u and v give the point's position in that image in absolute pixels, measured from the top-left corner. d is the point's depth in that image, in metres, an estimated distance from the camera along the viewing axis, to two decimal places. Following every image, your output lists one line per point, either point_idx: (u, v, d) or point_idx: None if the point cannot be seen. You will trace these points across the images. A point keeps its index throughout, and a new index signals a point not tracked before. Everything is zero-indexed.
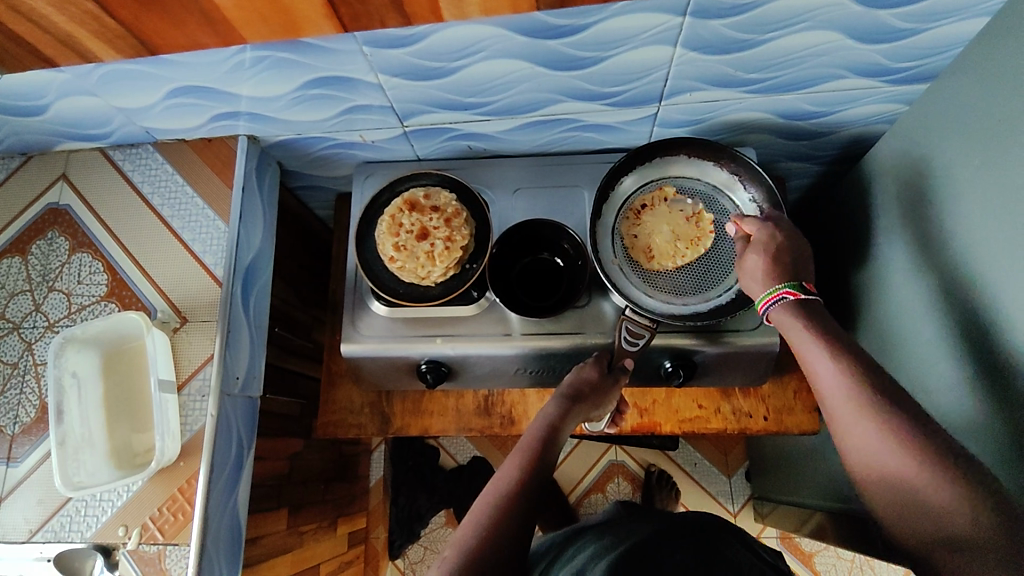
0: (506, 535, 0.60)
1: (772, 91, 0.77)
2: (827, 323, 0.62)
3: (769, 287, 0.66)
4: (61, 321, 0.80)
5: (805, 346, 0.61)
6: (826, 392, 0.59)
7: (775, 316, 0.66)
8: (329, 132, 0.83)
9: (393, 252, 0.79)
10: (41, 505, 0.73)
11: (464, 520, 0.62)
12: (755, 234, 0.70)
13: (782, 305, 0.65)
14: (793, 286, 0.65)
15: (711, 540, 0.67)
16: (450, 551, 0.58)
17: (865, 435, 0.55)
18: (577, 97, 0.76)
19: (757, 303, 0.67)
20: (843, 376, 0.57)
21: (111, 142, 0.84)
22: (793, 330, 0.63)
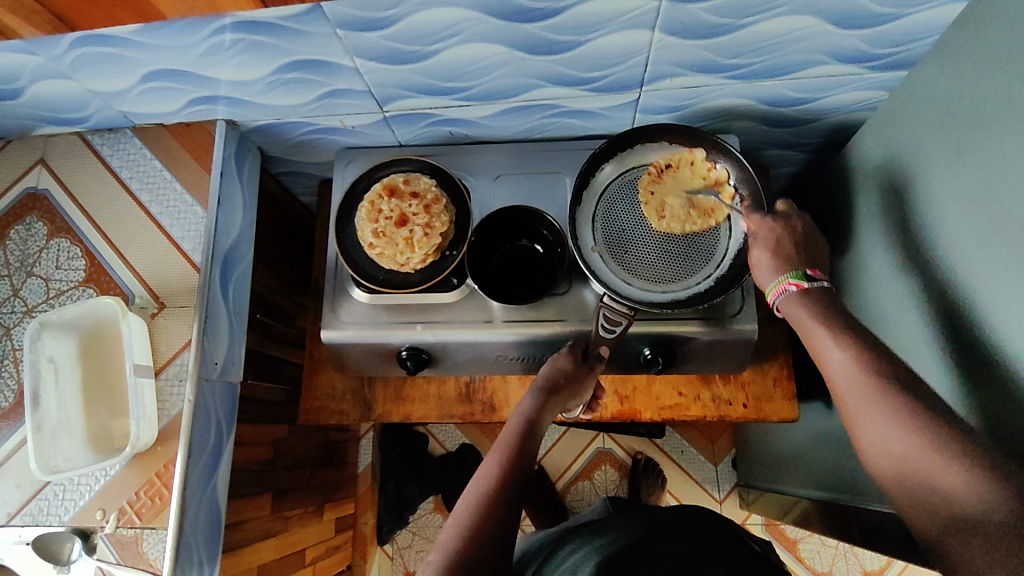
0: (489, 532, 0.60)
1: (754, 77, 0.76)
2: (838, 314, 0.62)
3: (776, 278, 0.67)
4: (39, 306, 0.79)
5: (811, 330, 0.62)
6: (837, 378, 0.58)
7: (784, 303, 0.66)
8: (309, 117, 0.82)
9: (372, 238, 0.79)
10: (19, 489, 0.73)
11: (451, 520, 0.62)
12: (758, 229, 0.71)
13: (788, 295, 0.65)
14: (798, 275, 0.66)
15: (703, 537, 0.67)
16: (435, 553, 0.59)
17: (875, 418, 0.54)
18: (557, 82, 0.76)
19: (767, 291, 0.67)
20: (853, 361, 0.57)
21: (89, 127, 0.84)
22: (803, 321, 0.63)
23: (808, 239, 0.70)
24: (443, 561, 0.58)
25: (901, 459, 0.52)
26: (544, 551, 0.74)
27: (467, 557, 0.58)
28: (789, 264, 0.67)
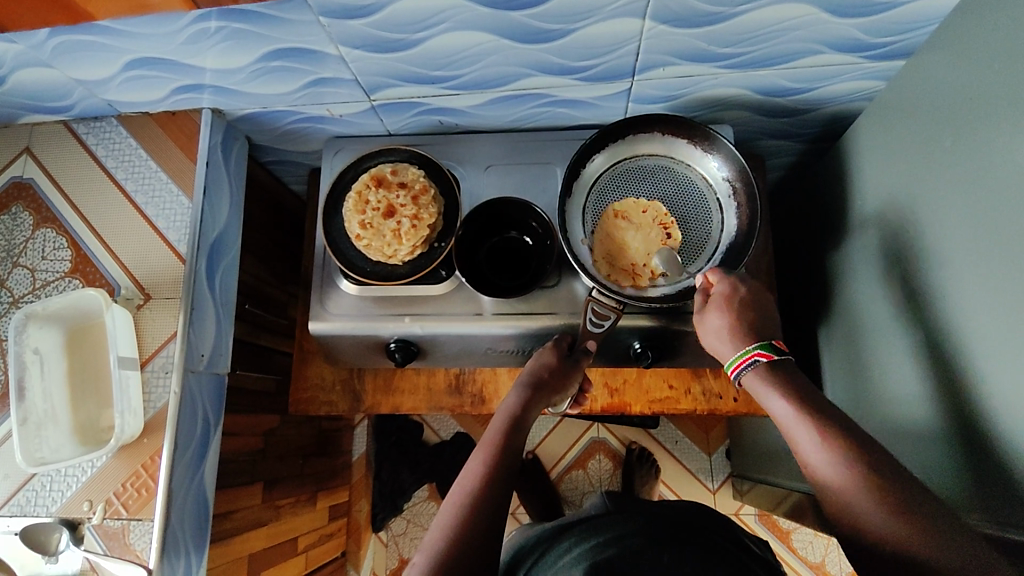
0: (475, 537, 0.60)
1: (748, 67, 0.75)
2: (795, 384, 0.62)
3: (741, 347, 0.66)
4: (26, 297, 0.79)
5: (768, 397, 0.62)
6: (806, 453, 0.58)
7: (746, 377, 0.65)
8: (295, 106, 0.81)
9: (359, 230, 0.78)
10: (7, 480, 0.74)
11: (434, 525, 0.62)
12: (717, 292, 0.69)
13: (753, 368, 0.64)
14: (763, 345, 0.64)
15: (695, 540, 0.65)
16: (421, 556, 0.59)
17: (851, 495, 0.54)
18: (547, 71, 0.74)
19: (728, 366, 0.66)
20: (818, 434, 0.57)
21: (74, 115, 0.83)
22: (765, 393, 0.63)
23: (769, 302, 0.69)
24: (428, 563, 0.57)
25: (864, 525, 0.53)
26: (536, 552, 0.73)
27: (453, 560, 0.57)
28: (752, 331, 0.66)
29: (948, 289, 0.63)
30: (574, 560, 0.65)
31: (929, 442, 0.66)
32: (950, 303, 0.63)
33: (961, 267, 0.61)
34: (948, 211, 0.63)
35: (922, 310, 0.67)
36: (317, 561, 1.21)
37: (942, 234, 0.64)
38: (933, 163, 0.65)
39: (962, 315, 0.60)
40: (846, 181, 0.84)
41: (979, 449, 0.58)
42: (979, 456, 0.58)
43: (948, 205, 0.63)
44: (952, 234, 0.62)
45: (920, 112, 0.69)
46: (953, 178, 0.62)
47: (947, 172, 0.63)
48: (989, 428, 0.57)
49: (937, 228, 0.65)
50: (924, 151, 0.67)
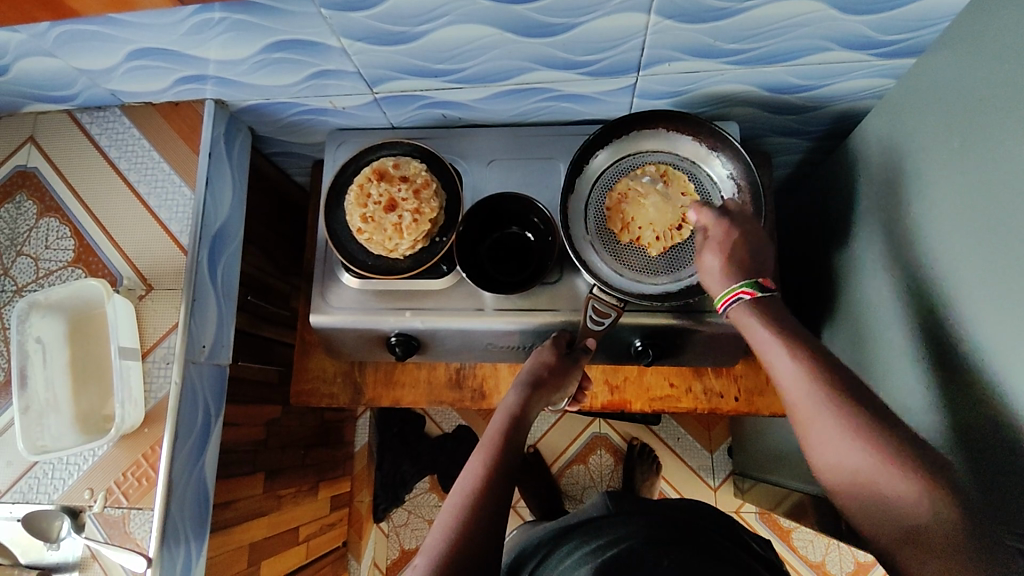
0: (475, 539, 0.60)
1: (755, 63, 0.73)
2: (783, 321, 0.61)
3: (726, 286, 0.64)
4: (29, 286, 0.80)
5: (768, 347, 0.59)
6: (788, 392, 0.57)
7: (734, 311, 0.64)
8: (298, 98, 0.80)
9: (361, 223, 0.78)
10: (9, 467, 0.75)
11: (435, 525, 0.62)
12: (713, 234, 0.67)
13: (741, 303, 0.63)
14: (749, 283, 0.63)
15: (695, 542, 0.66)
16: (422, 558, 0.59)
17: (829, 435, 0.54)
18: (551, 65, 0.74)
19: (716, 301, 0.64)
20: (803, 375, 0.56)
21: (78, 105, 0.83)
22: (751, 330, 0.61)
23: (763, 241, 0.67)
24: (430, 565, 0.58)
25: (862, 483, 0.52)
26: (539, 558, 0.73)
27: (453, 564, 0.58)
28: (742, 270, 0.64)
29: (954, 291, 0.62)
30: (575, 564, 0.65)
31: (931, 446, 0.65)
32: (955, 306, 0.62)
33: (967, 270, 0.60)
34: (956, 212, 0.62)
35: (926, 312, 0.66)
36: (318, 550, 1.22)
37: (948, 236, 0.63)
38: (940, 163, 0.64)
39: (967, 318, 0.60)
40: (853, 180, 0.83)
41: (981, 453, 0.58)
42: (980, 461, 0.58)
43: (955, 206, 0.62)
44: (959, 236, 0.61)
45: (929, 112, 0.68)
46: (962, 179, 0.61)
47: (955, 173, 0.62)
48: (992, 433, 0.56)
49: (944, 229, 0.64)
50: (932, 151, 0.66)
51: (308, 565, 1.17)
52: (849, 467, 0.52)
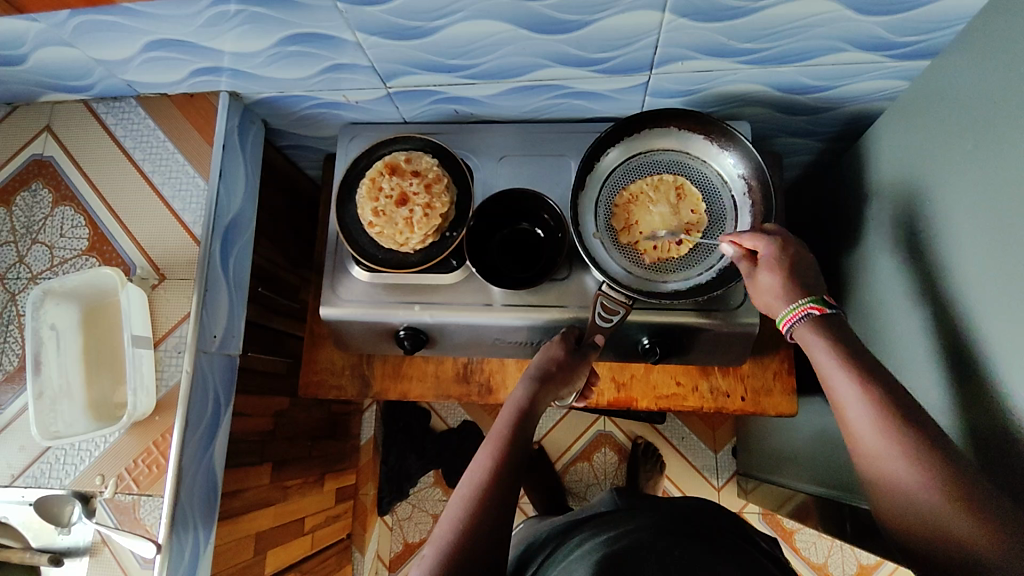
0: (481, 530, 0.60)
1: (768, 63, 0.74)
2: (850, 342, 0.59)
3: (791, 303, 0.63)
4: (44, 273, 0.81)
5: (832, 373, 0.58)
6: (849, 416, 0.56)
7: (797, 331, 0.62)
8: (312, 91, 0.81)
9: (372, 217, 0.78)
10: (22, 452, 0.76)
11: (444, 517, 0.63)
12: (763, 252, 0.66)
13: (804, 321, 0.62)
14: (816, 300, 0.62)
15: (703, 537, 0.66)
16: (429, 549, 0.60)
17: (890, 464, 0.52)
18: (564, 62, 0.74)
19: (779, 320, 0.63)
20: (867, 401, 0.55)
21: (94, 95, 0.83)
22: (815, 348, 0.60)
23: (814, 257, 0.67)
24: (437, 557, 0.59)
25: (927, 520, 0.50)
26: (547, 550, 0.74)
27: (460, 556, 0.58)
28: (804, 287, 0.64)
29: (966, 295, 0.62)
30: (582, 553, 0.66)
31: None
32: (966, 309, 0.62)
33: (979, 273, 0.60)
34: (970, 215, 0.62)
35: (938, 314, 0.66)
36: (323, 541, 1.23)
37: (961, 239, 0.63)
38: (954, 166, 0.64)
39: (979, 322, 0.60)
40: (865, 182, 0.83)
41: (990, 457, 0.58)
42: (989, 465, 0.58)
43: (968, 209, 0.62)
44: (971, 239, 0.61)
45: (943, 114, 0.67)
46: (976, 182, 0.61)
47: (969, 176, 0.62)
48: (1001, 437, 0.56)
49: (957, 232, 0.64)
50: (947, 154, 0.66)
51: (313, 556, 1.18)
52: (903, 488, 0.51)
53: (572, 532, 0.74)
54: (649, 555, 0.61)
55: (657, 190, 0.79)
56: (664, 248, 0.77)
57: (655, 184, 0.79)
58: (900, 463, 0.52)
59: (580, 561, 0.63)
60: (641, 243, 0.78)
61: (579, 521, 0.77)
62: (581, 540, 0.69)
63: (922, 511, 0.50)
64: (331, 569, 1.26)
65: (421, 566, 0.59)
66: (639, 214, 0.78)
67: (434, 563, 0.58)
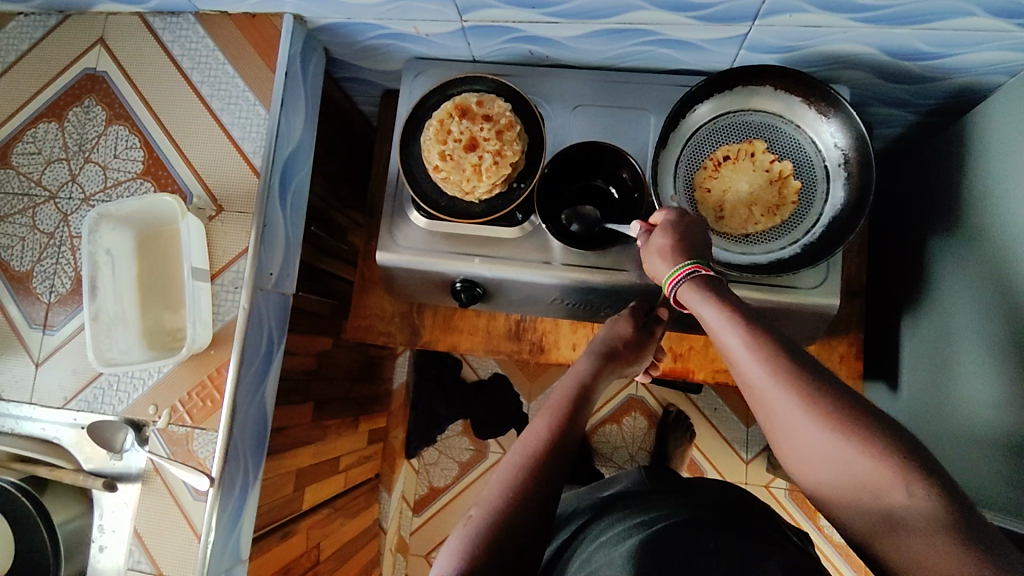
0: (537, 498, 0.60)
1: (887, 22, 0.67)
2: (716, 295, 0.57)
3: (674, 265, 0.61)
4: (97, 195, 0.78)
5: (720, 329, 0.54)
6: (746, 376, 0.52)
7: (682, 291, 0.60)
8: (382, 20, 0.75)
9: (439, 161, 0.74)
10: (75, 375, 0.76)
11: (493, 479, 0.62)
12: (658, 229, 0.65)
13: (691, 278, 0.59)
14: (698, 261, 0.60)
15: (750, 529, 0.64)
16: (478, 510, 0.59)
17: (794, 419, 0.49)
18: (662, 6, 0.67)
19: (665, 279, 0.61)
20: (755, 354, 0.51)
21: (152, 8, 0.78)
22: (699, 304, 0.57)
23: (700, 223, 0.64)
24: (485, 518, 0.58)
25: (825, 463, 0.48)
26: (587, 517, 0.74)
27: (511, 522, 0.57)
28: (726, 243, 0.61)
29: None
30: (618, 534, 0.65)
31: None
32: None
33: None
34: None
35: None
36: (355, 479, 1.24)
37: None
38: None
39: None
40: (966, 161, 0.77)
41: None
42: None
43: None
44: None
45: None
46: None
47: None
48: None
49: None
50: None
51: (344, 493, 1.19)
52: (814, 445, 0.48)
53: (605, 510, 0.73)
54: (681, 542, 0.59)
55: (769, 185, 0.72)
56: (709, 172, 0.74)
57: (776, 187, 0.72)
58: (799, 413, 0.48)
59: (614, 547, 0.62)
60: (713, 155, 0.75)
61: (611, 498, 0.76)
62: (615, 520, 0.68)
63: (831, 459, 0.47)
64: (360, 507, 1.28)
65: (469, 527, 0.58)
66: (737, 150, 0.74)
67: (482, 526, 0.57)
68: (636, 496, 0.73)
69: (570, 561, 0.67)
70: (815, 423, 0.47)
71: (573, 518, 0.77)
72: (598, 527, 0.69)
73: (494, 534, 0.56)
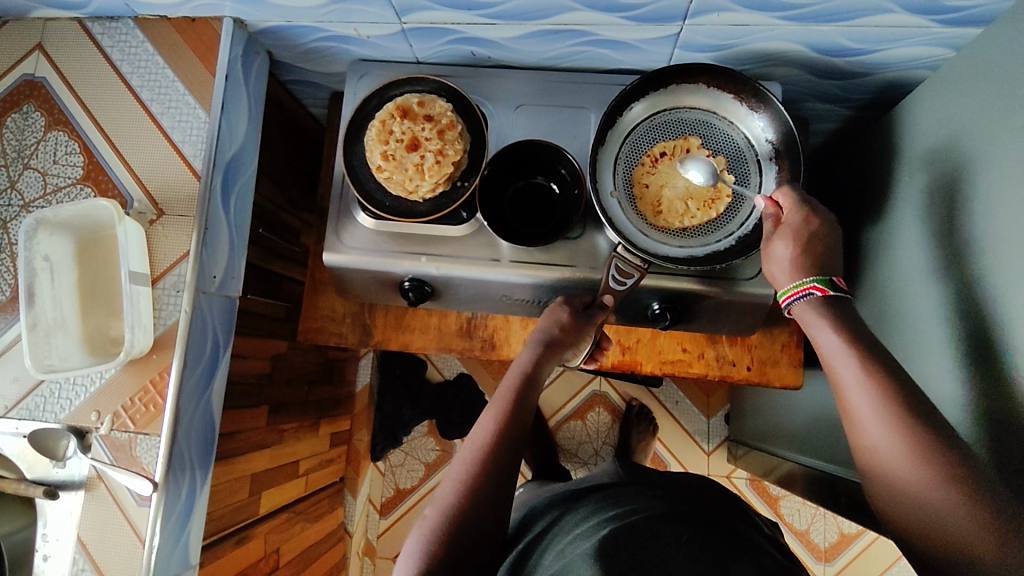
0: (487, 490, 0.60)
1: (810, 20, 0.69)
2: (853, 321, 0.59)
3: (795, 281, 0.63)
4: (37, 202, 0.77)
5: (837, 359, 0.57)
6: (851, 403, 0.56)
7: (795, 307, 0.63)
8: (321, 23, 0.76)
9: (381, 161, 0.75)
10: (16, 383, 0.75)
11: (445, 477, 0.62)
12: (789, 219, 0.66)
13: (807, 300, 0.62)
14: (823, 281, 0.61)
15: (703, 513, 0.65)
16: (432, 510, 0.60)
17: (889, 447, 0.52)
18: (593, 6, 0.69)
19: (779, 296, 0.64)
20: (868, 385, 0.55)
21: (89, 13, 0.78)
22: (819, 326, 0.60)
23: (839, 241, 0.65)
24: (439, 519, 0.59)
25: (906, 491, 0.51)
26: (555, 514, 0.73)
27: (462, 518, 0.58)
28: (815, 265, 0.63)
29: (994, 278, 0.60)
30: (588, 527, 0.64)
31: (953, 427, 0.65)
32: (998, 291, 0.60)
33: (1013, 256, 0.58)
34: (1009, 199, 0.59)
35: (964, 295, 0.65)
36: (317, 483, 1.24)
37: (998, 220, 0.61)
38: (1000, 146, 0.62)
39: (1009, 306, 0.58)
40: (894, 153, 0.80)
41: (1011, 443, 0.57)
42: (1006, 450, 0.57)
43: (1007, 191, 0.60)
44: (1008, 222, 0.59)
45: (992, 88, 0.64)
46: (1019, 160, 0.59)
47: (1013, 154, 0.59)
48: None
49: (995, 215, 0.61)
50: (993, 131, 0.63)
51: (306, 497, 1.19)
52: (902, 475, 0.51)
53: (574, 505, 0.73)
54: (659, 536, 0.59)
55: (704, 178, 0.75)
56: (647, 168, 0.76)
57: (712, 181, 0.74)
58: (897, 445, 0.52)
59: (586, 539, 0.61)
60: (650, 150, 0.76)
61: (580, 493, 0.76)
62: (588, 514, 0.67)
63: (913, 492, 0.51)
64: (323, 510, 1.27)
65: (423, 526, 0.60)
66: (675, 144, 0.76)
67: (436, 524, 0.59)
68: (607, 490, 0.74)
69: (539, 552, 0.66)
70: (906, 454, 0.51)
71: (542, 514, 0.76)
72: (569, 522, 0.68)
73: (449, 532, 0.58)
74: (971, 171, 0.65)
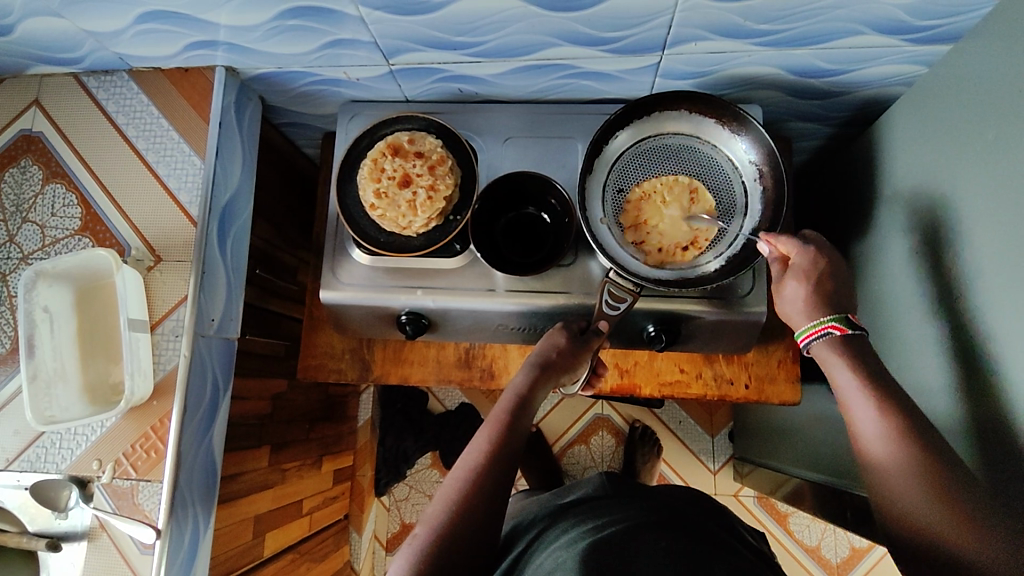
0: (477, 508, 0.61)
1: (785, 45, 0.71)
2: (865, 360, 0.63)
3: (815, 319, 0.66)
4: (35, 254, 0.78)
5: (851, 394, 0.61)
6: (866, 437, 0.59)
7: (815, 347, 0.66)
8: (311, 67, 0.78)
9: (374, 199, 0.76)
10: (17, 436, 0.75)
11: (438, 496, 0.63)
12: (795, 259, 0.68)
13: (826, 338, 0.65)
14: (839, 320, 0.65)
15: (687, 522, 0.65)
16: (422, 529, 0.60)
17: (903, 480, 0.55)
18: (574, 41, 0.71)
19: (798, 336, 0.67)
20: (883, 421, 0.58)
21: (85, 68, 0.80)
22: (833, 364, 0.64)
23: (845, 270, 0.68)
24: (429, 538, 0.59)
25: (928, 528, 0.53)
26: (539, 528, 0.73)
27: (450, 538, 0.59)
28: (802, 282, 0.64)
29: (979, 288, 0.61)
30: (572, 538, 0.64)
31: (949, 436, 0.65)
32: (981, 299, 0.61)
33: (997, 266, 0.59)
34: (988, 211, 0.61)
35: (948, 304, 0.66)
36: (321, 522, 1.22)
37: (978, 230, 0.62)
38: (975, 158, 0.63)
39: (996, 315, 0.59)
40: (876, 168, 0.82)
41: (1003, 450, 0.57)
42: (999, 458, 0.58)
43: (985, 203, 0.61)
44: (988, 232, 0.61)
45: (963, 103, 0.66)
46: (993, 173, 0.60)
47: (988, 166, 0.61)
48: (1017, 430, 0.56)
49: (976, 226, 0.63)
50: (966, 145, 0.65)
51: (311, 537, 1.18)
52: (919, 509, 0.54)
53: (557, 518, 0.72)
54: (637, 544, 0.59)
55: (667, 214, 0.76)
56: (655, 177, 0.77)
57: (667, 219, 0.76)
58: (911, 478, 0.55)
59: (567, 551, 0.61)
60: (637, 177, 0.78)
61: (567, 506, 0.76)
62: (569, 526, 0.68)
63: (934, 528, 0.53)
64: (328, 550, 1.26)
65: (412, 545, 0.59)
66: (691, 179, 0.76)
67: (427, 541, 0.58)
68: (590, 504, 0.74)
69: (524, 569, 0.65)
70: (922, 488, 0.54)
71: (527, 529, 0.76)
72: (551, 535, 0.68)
73: (440, 547, 0.58)
74: (948, 184, 0.67)
